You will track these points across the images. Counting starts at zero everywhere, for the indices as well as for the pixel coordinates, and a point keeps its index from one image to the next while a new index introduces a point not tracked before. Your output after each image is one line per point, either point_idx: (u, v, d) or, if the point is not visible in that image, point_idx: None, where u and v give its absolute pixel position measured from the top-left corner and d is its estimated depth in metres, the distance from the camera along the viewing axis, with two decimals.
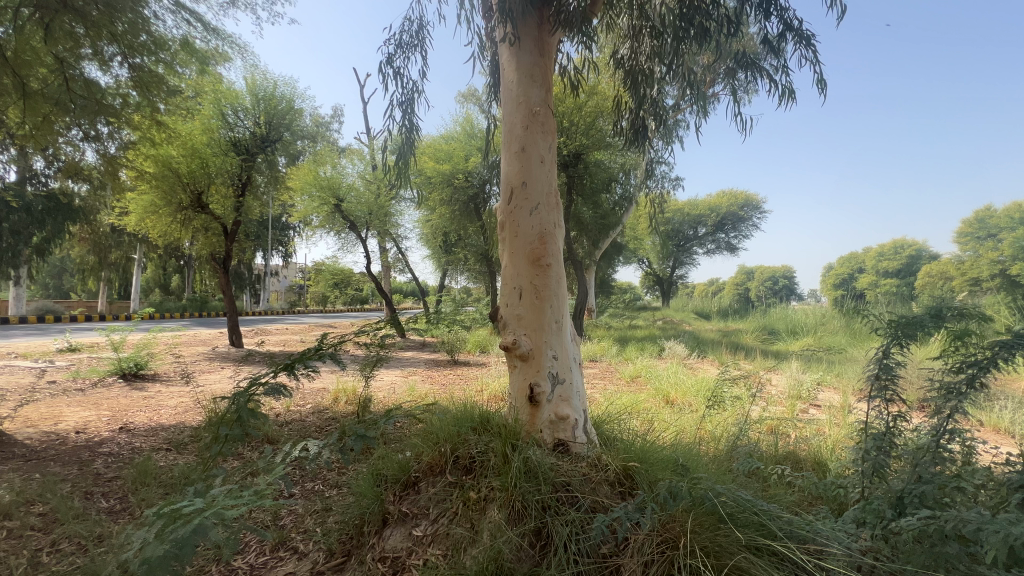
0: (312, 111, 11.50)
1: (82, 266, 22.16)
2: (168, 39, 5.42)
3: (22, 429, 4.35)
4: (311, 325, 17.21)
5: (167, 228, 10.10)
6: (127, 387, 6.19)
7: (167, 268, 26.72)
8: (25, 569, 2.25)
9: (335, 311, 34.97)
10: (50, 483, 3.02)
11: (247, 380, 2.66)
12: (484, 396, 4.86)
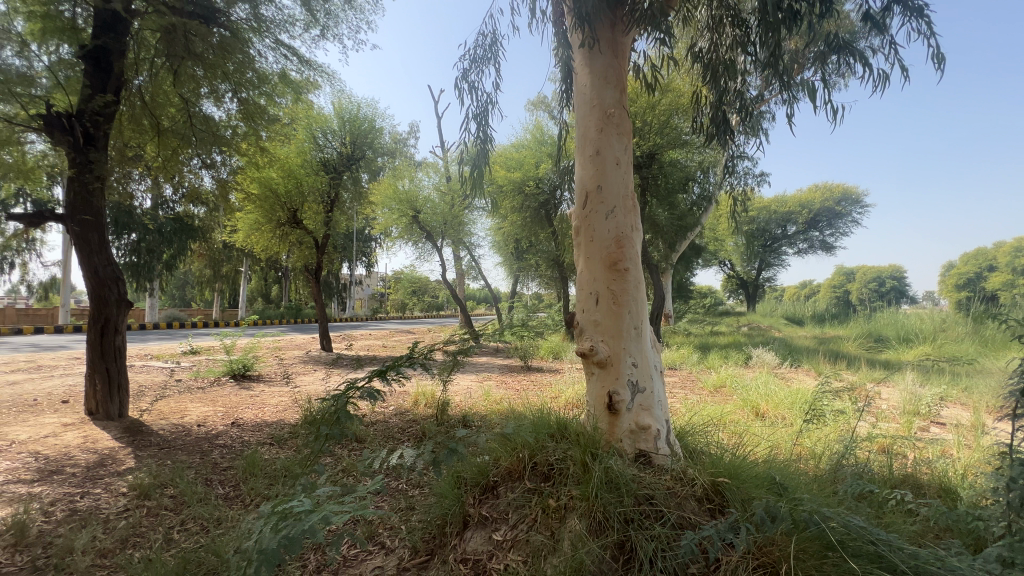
0: (392, 129, 12.21)
1: (201, 279, 25.21)
2: (270, 73, 6.04)
3: (157, 420, 5.02)
4: (392, 331, 18.19)
5: (269, 243, 11.21)
6: (238, 386, 6.93)
7: (268, 279, 29.62)
8: (161, 543, 2.58)
9: (413, 318, 36.67)
10: (178, 470, 3.45)
11: (346, 383, 2.79)
12: (559, 403, 4.83)
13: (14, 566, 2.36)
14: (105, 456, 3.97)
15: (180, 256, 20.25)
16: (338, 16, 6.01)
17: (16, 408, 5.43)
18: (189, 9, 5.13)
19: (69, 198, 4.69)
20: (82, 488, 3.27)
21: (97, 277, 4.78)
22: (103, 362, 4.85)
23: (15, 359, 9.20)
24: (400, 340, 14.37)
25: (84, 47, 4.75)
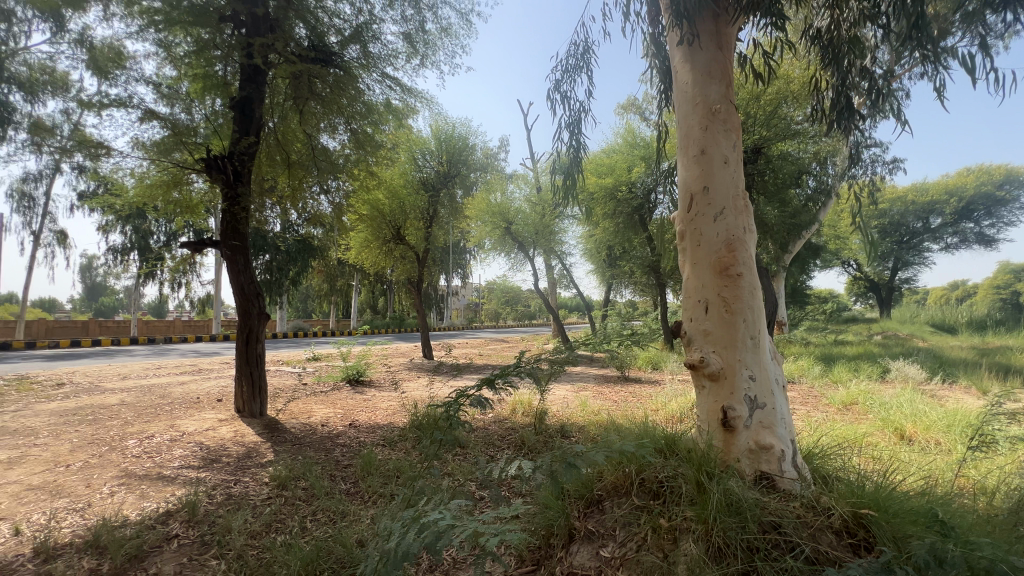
0: (484, 145, 12.72)
1: (320, 293, 28.16)
2: (377, 104, 6.63)
3: (290, 419, 5.68)
4: (487, 340, 18.70)
5: (377, 259, 12.20)
6: (353, 390, 7.59)
7: (375, 292, 32.23)
8: (297, 531, 2.89)
9: (507, 327, 37.47)
10: (308, 465, 3.84)
11: (456, 391, 2.87)
12: (661, 416, 4.61)
13: (187, 538, 2.78)
14: (251, 449, 4.57)
15: (303, 272, 22.88)
16: (436, 45, 6.44)
17: (184, 404, 6.47)
18: (311, 55, 5.84)
19: (222, 227, 5.51)
20: (235, 476, 3.78)
21: (244, 293, 5.55)
22: (248, 366, 5.59)
23: (183, 363, 11.00)
24: (495, 349, 14.73)
25: (233, 98, 5.62)
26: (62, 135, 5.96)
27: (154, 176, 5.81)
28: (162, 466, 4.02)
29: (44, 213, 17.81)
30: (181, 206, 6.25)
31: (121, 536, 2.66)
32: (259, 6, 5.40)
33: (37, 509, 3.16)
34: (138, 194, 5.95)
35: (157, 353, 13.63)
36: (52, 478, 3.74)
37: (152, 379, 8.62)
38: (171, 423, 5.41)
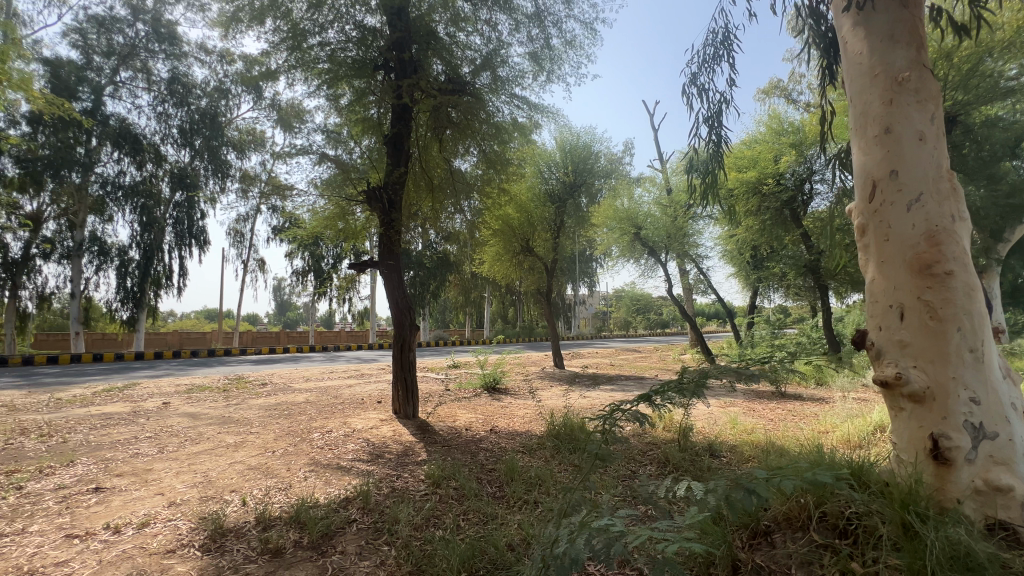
0: (609, 151, 12.57)
1: (457, 305, 30.32)
2: (506, 124, 6.98)
3: (439, 422, 6.18)
4: (618, 350, 18.19)
5: (508, 272, 12.74)
6: (491, 397, 7.99)
7: (505, 303, 33.62)
8: (453, 527, 3.11)
9: (638, 335, 36.04)
10: (457, 467, 4.13)
11: (611, 405, 2.64)
12: (833, 440, 3.98)
13: (363, 524, 3.17)
14: (408, 447, 5.07)
15: (441, 286, 25.07)
16: (561, 59, 6.56)
17: (353, 404, 7.47)
18: (449, 88, 6.38)
19: (380, 249, 6.25)
20: (397, 471, 4.23)
21: (399, 307, 6.23)
22: (403, 372, 6.22)
23: (349, 368, 12.73)
24: (627, 359, 14.28)
25: (387, 135, 6.38)
26: (262, 182, 7.42)
27: (327, 210, 6.88)
28: (340, 458, 4.68)
29: (250, 245, 22.30)
30: (347, 233, 7.28)
31: (315, 514, 3.14)
32: (405, 51, 6.07)
33: (255, 486, 3.89)
34: (316, 225, 7.09)
35: (330, 360, 15.99)
36: (263, 461, 4.58)
37: (327, 381, 10.13)
38: (344, 420, 6.27)
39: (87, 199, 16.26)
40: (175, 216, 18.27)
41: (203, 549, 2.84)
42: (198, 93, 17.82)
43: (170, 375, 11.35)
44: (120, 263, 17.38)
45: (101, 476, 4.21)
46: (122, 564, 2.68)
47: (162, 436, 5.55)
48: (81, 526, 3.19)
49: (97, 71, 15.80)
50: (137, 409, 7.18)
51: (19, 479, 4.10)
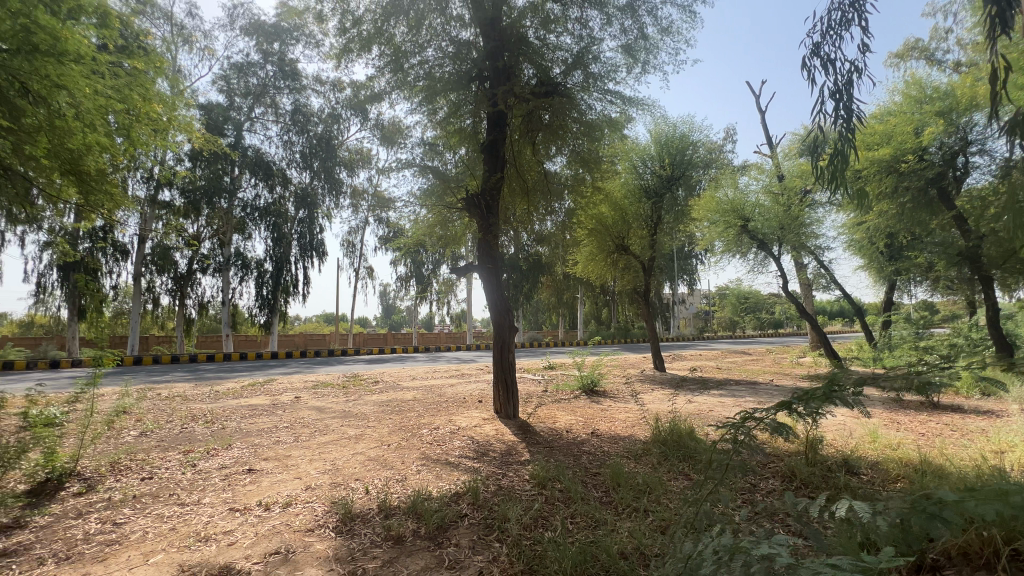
0: (708, 140, 11.80)
1: (550, 306, 30.42)
2: (600, 120, 6.85)
3: (539, 423, 6.22)
4: (725, 352, 16.89)
5: (602, 272, 12.47)
6: (590, 399, 7.88)
7: (599, 303, 33.05)
8: (561, 530, 3.10)
9: (746, 336, 33.31)
10: (561, 469, 4.12)
11: (740, 412, 2.23)
12: (1013, 462, 3.32)
13: (474, 519, 3.28)
14: (511, 446, 5.18)
15: (534, 288, 25.45)
16: (656, 48, 6.30)
17: (456, 403, 7.82)
18: (542, 90, 6.41)
19: (480, 254, 6.46)
20: (502, 470, 4.34)
21: (498, 309, 6.40)
22: (504, 373, 6.37)
23: (450, 368, 13.35)
24: (736, 362, 13.23)
25: (484, 143, 6.53)
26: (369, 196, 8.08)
27: (428, 218, 7.29)
28: (448, 453, 4.91)
29: (361, 255, 24.44)
30: (447, 239, 7.64)
31: (430, 506, 3.32)
32: (499, 59, 6.22)
33: (375, 476, 4.23)
34: (419, 233, 7.53)
35: (432, 360, 16.89)
36: (381, 453, 4.96)
37: (432, 381, 10.72)
38: (450, 418, 6.58)
39: (232, 220, 19.00)
40: (299, 232, 20.57)
41: (337, 530, 3.14)
42: (316, 121, 20.04)
43: (299, 372, 12.82)
44: (257, 274, 20.02)
45: (252, 459, 4.86)
46: (273, 537, 3.06)
47: (297, 427, 6.28)
48: (240, 501, 3.70)
49: (239, 110, 18.42)
50: (275, 402, 8.20)
51: (192, 458, 4.88)
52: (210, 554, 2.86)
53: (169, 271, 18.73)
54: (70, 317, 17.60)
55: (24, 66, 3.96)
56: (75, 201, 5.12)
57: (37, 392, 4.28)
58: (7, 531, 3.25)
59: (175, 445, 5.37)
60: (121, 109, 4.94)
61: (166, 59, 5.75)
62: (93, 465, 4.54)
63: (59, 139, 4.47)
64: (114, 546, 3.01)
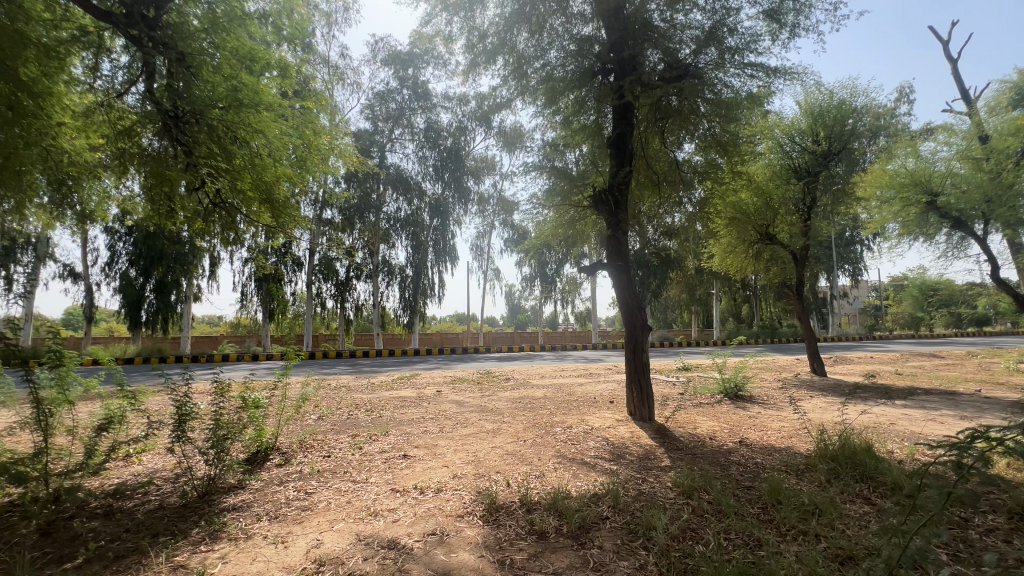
0: (876, 104, 10.01)
1: (681, 304, 28.61)
2: (738, 97, 6.24)
3: (678, 428, 5.87)
4: (907, 356, 14.09)
5: (743, 265, 11.31)
6: (735, 404, 7.20)
7: (737, 299, 30.15)
8: (714, 546, 2.88)
9: (935, 336, 27.46)
10: (709, 479, 3.81)
11: (964, 432, 1.79)
12: None
13: (617, 523, 3.21)
14: (649, 451, 4.96)
15: (662, 284, 24.24)
16: (807, 6, 5.53)
17: (587, 402, 7.76)
18: (672, 74, 6.04)
19: (608, 251, 6.32)
20: (642, 475, 4.17)
21: (629, 307, 6.18)
22: (637, 374, 6.14)
23: (578, 367, 13.33)
24: (923, 366, 10.97)
25: (610, 138, 6.34)
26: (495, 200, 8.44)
27: (552, 218, 7.36)
28: (584, 453, 4.89)
29: (488, 258, 25.72)
30: (572, 238, 7.63)
31: (571, 505, 3.34)
32: (623, 50, 6.02)
33: (515, 470, 4.38)
34: (546, 235, 7.63)
35: (558, 359, 17.05)
36: (518, 448, 5.14)
37: (561, 379, 10.80)
38: (582, 417, 6.54)
39: (379, 232, 21.36)
40: (434, 239, 22.36)
41: (484, 519, 3.32)
42: (445, 135, 21.65)
43: (440, 368, 13.93)
44: (401, 279, 22.28)
45: (406, 446, 5.40)
46: (429, 519, 3.35)
47: (440, 418, 6.81)
48: (400, 483, 4.13)
49: (382, 134, 20.70)
50: (421, 395, 9.01)
51: (358, 442, 5.59)
52: (379, 528, 3.24)
53: (333, 279, 21.82)
54: (264, 319, 21.50)
55: (234, 118, 5.12)
56: (268, 226, 5.83)
57: (249, 379, 5.28)
58: (235, 490, 4.07)
59: (345, 429, 6.22)
60: (299, 145, 5.93)
61: (327, 97, 6.67)
62: (286, 442, 5.47)
63: (258, 175, 5.45)
64: (307, 511, 3.58)
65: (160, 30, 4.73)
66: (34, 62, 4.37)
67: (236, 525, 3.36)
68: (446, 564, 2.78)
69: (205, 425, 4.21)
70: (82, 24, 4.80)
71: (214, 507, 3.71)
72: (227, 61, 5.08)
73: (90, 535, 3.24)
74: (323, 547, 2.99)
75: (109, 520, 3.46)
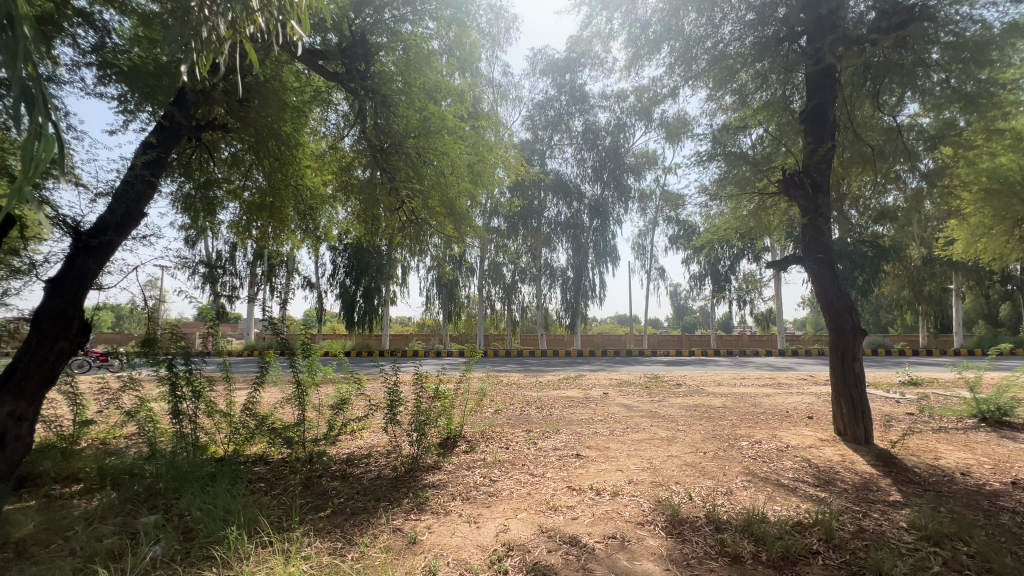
0: None
1: (900, 304, 23.23)
2: (993, 33, 4.80)
3: (909, 456, 4.75)
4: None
5: (1003, 251, 8.65)
6: (997, 433, 5.53)
7: (990, 295, 23.23)
8: None
9: None
10: (966, 525, 2.99)
11: None
12: None
13: (832, 560, 2.74)
14: (869, 480, 4.11)
15: (872, 278, 20.10)
16: None
17: (778, 416, 6.83)
18: (887, 23, 4.94)
19: (803, 241, 5.42)
20: (861, 508, 3.48)
21: (834, 307, 5.20)
22: (848, 387, 5.15)
23: (762, 375, 11.85)
24: None
25: (803, 111, 5.48)
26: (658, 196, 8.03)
27: (726, 210, 6.65)
28: (778, 473, 4.30)
29: (651, 257, 24.66)
30: (754, 230, 6.81)
31: (770, 530, 2.96)
32: (818, 6, 5.14)
33: (696, 483, 4.08)
34: (722, 228, 6.93)
35: (735, 365, 15.42)
36: (698, 459, 4.78)
37: (741, 388, 9.71)
38: (773, 433, 5.78)
39: (541, 236, 22.18)
40: (595, 240, 22.42)
41: (666, 531, 3.16)
42: (604, 135, 21.53)
43: (604, 370, 13.79)
44: (563, 281, 22.83)
45: (579, 446, 5.47)
46: (607, 522, 3.32)
47: (610, 421, 6.74)
48: (576, 482, 4.21)
49: (542, 141, 21.55)
50: (588, 395, 9.07)
51: (533, 437, 5.88)
52: (560, 523, 3.34)
53: (501, 283, 23.46)
54: (444, 320, 24.21)
55: (424, 145, 5.85)
56: (452, 236, 6.54)
57: (438, 372, 5.96)
58: (433, 469, 4.65)
59: (520, 424, 6.60)
60: (475, 161, 6.51)
61: (496, 114, 7.16)
62: (470, 432, 6.04)
63: (444, 192, 6.14)
64: (494, 497, 3.90)
65: (368, 79, 5.65)
66: (288, 122, 5.64)
67: (437, 500, 3.83)
68: (630, 570, 2.73)
69: (409, 411, 4.91)
70: (316, 86, 6.08)
71: (418, 482, 4.29)
72: (417, 95, 5.83)
73: (333, 492, 4.05)
74: (510, 533, 3.20)
75: (345, 481, 4.28)
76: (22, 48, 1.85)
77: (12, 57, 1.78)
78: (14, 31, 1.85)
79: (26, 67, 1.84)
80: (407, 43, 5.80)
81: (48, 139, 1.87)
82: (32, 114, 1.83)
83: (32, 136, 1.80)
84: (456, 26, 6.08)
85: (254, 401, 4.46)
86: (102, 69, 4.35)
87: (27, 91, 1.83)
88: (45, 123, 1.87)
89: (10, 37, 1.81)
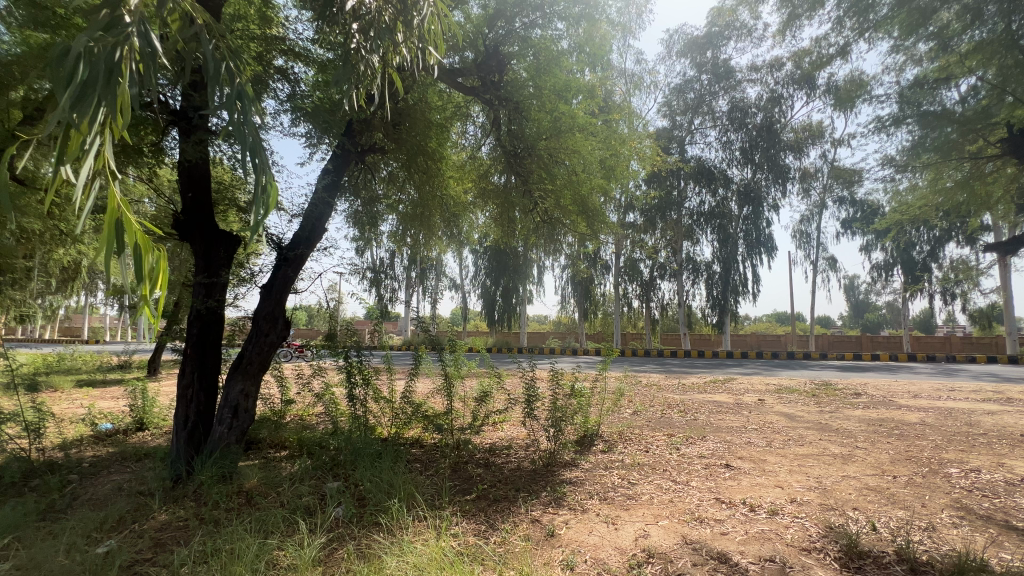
0: None
1: None
2: None
3: None
4: None
5: None
6: None
7: None
8: None
9: None
10: None
11: None
12: None
13: None
14: None
15: None
16: None
17: (1007, 440, 5.34)
18: None
19: None
20: None
21: None
22: None
23: (981, 387, 9.40)
24: None
25: None
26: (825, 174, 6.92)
27: (920, 182, 5.44)
28: (1008, 513, 3.37)
29: (818, 245, 21.40)
30: (966, 204, 5.42)
31: None
32: None
33: (882, 511, 3.41)
34: (917, 206, 5.66)
35: (941, 373, 12.53)
36: (884, 484, 3.99)
37: (949, 402, 7.83)
38: (998, 460, 4.54)
39: (682, 229, 20.72)
40: (746, 229, 20.31)
41: (841, 563, 2.71)
42: (754, 112, 19.40)
43: (760, 373, 12.32)
44: (708, 276, 21.11)
45: (728, 455, 4.99)
46: (764, 543, 2.97)
47: (767, 431, 6.01)
48: (725, 494, 3.85)
49: (682, 127, 20.15)
50: (740, 401, 8.22)
51: (675, 442, 5.54)
52: (706, 536, 3.09)
53: (638, 279, 22.61)
54: (580, 318, 24.25)
55: (556, 145, 5.94)
56: (586, 234, 6.52)
57: (575, 370, 5.98)
58: (570, 465, 4.68)
59: (661, 428, 6.26)
60: (607, 156, 6.37)
61: (629, 105, 6.87)
62: (607, 432, 5.93)
63: (576, 190, 6.15)
64: (633, 501, 3.78)
65: (501, 88, 5.93)
66: (434, 139, 6.27)
67: (574, 497, 3.85)
68: None
69: (546, 407, 5.01)
70: (456, 102, 6.60)
71: (556, 477, 4.36)
72: (546, 98, 5.91)
73: (478, 478, 4.35)
74: (651, 539, 3.07)
75: (488, 469, 4.56)
76: (249, 113, 2.14)
77: (243, 122, 2.04)
78: (243, 101, 2.14)
79: (252, 126, 2.10)
80: (537, 48, 5.96)
81: (270, 185, 2.08)
82: (259, 167, 2.04)
83: (259, 185, 2.00)
84: (585, 22, 6.03)
85: (411, 390, 5.01)
86: (294, 113, 5.31)
87: (253, 147, 2.07)
88: (269, 174, 2.09)
89: (240, 105, 2.08)
